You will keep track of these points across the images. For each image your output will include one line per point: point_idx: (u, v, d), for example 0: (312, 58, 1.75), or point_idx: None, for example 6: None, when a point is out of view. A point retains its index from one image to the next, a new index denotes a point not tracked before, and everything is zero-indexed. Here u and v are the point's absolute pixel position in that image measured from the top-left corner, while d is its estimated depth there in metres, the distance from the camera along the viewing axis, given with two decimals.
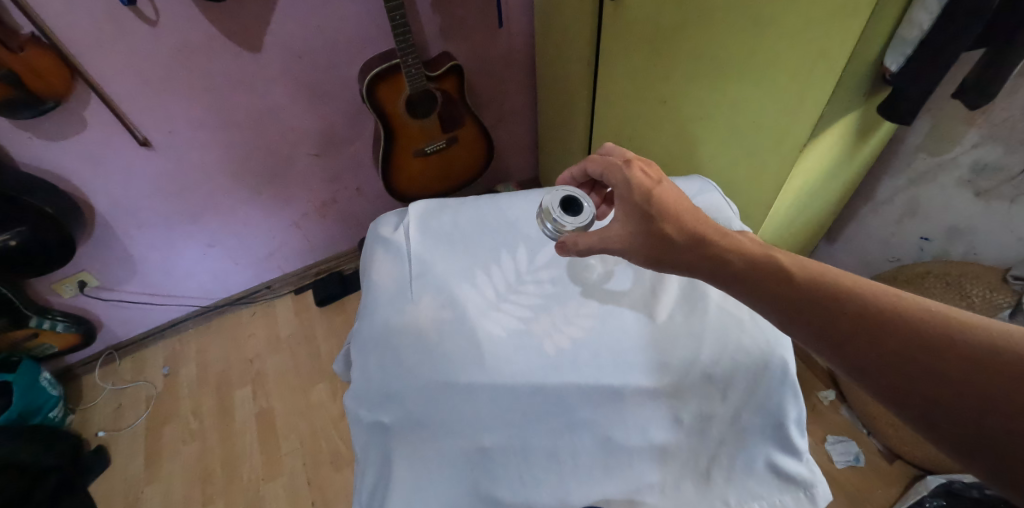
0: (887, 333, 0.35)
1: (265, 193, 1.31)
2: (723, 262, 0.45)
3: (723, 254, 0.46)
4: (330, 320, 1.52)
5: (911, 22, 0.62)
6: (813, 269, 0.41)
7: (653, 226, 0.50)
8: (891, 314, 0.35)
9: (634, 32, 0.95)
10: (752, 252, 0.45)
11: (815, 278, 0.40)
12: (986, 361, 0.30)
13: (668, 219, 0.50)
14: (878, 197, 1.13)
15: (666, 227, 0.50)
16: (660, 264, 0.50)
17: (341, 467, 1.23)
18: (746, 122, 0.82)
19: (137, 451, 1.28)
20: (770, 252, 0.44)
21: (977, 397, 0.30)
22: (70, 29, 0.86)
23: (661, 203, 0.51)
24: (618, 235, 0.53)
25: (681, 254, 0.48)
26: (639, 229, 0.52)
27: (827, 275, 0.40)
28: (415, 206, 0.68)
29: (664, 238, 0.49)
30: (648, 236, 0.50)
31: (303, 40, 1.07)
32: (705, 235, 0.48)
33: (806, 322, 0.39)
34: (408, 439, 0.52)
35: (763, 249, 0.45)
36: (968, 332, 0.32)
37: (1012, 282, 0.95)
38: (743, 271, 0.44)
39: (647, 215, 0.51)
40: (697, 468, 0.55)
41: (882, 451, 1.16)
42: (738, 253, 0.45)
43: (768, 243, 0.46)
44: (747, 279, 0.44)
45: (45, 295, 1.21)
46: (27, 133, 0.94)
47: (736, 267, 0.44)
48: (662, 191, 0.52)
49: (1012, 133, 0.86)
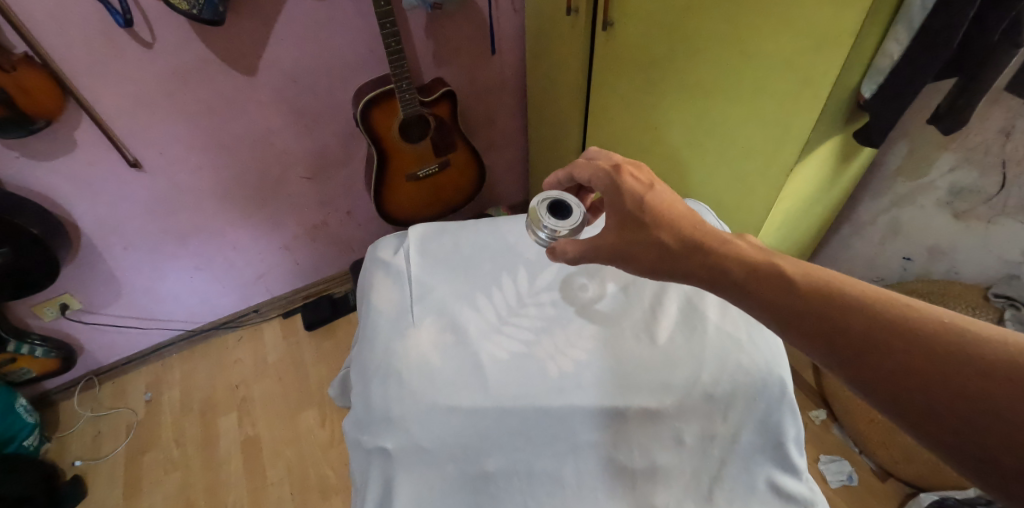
0: (886, 343, 0.35)
1: (256, 216, 1.30)
2: (724, 270, 0.45)
3: (725, 261, 0.46)
4: (319, 343, 1.49)
5: (883, 52, 0.65)
6: (813, 275, 0.41)
7: (649, 234, 0.51)
8: (893, 322, 0.35)
9: (625, 61, 0.99)
10: (750, 259, 0.45)
11: (813, 285, 0.40)
12: (994, 373, 0.30)
13: (662, 226, 0.51)
14: (861, 219, 1.17)
15: (661, 234, 0.51)
16: (655, 273, 0.51)
17: (329, 495, 1.19)
18: (734, 148, 0.85)
19: (115, 481, 1.23)
20: (771, 259, 0.44)
21: (977, 407, 0.30)
22: (64, 50, 0.86)
23: (652, 210, 0.52)
24: (610, 243, 0.54)
25: (680, 260, 0.49)
26: (631, 237, 0.52)
27: (824, 283, 0.40)
28: (415, 229, 0.69)
29: (660, 248, 0.50)
30: (641, 244, 0.51)
31: (299, 65, 1.08)
32: (701, 241, 0.48)
33: (802, 327, 0.40)
34: (409, 463, 0.51)
35: (765, 255, 0.45)
36: (977, 344, 0.32)
37: (993, 299, 0.99)
38: (742, 279, 0.44)
39: (641, 222, 0.52)
40: (700, 489, 0.53)
41: (875, 470, 1.17)
42: (738, 260, 0.45)
43: (766, 248, 0.47)
44: (745, 288, 0.44)
45: (23, 318, 1.17)
46: (15, 153, 0.93)
47: (734, 276, 0.45)
48: (654, 196, 0.53)
49: (986, 157, 0.90)
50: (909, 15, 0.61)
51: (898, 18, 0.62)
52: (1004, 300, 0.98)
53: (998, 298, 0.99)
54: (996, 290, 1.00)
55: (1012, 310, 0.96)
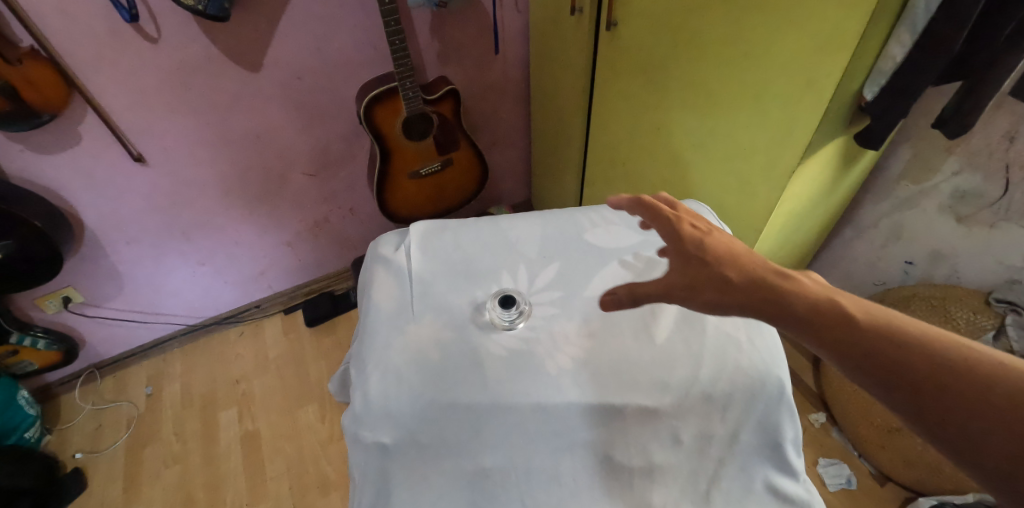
0: (990, 411, 0.30)
1: (259, 212, 1.30)
2: (786, 306, 0.40)
3: (786, 297, 0.41)
4: (319, 339, 1.49)
5: (886, 55, 0.65)
6: (878, 316, 0.37)
7: (709, 271, 0.46)
8: (999, 386, 0.31)
9: (628, 61, 0.99)
10: (812, 294, 0.40)
11: (877, 326, 0.36)
12: None
13: (728, 264, 0.45)
14: (863, 222, 1.17)
15: (724, 270, 0.45)
16: (718, 310, 0.44)
17: (328, 491, 1.19)
18: (736, 150, 0.85)
19: (115, 473, 1.23)
20: (835, 297, 0.39)
21: None
22: (70, 44, 0.87)
23: (715, 250, 0.47)
24: (676, 282, 0.47)
25: (739, 297, 0.43)
26: (700, 275, 0.46)
27: (894, 325, 0.36)
28: (416, 226, 0.69)
29: (721, 282, 0.45)
30: (704, 281, 0.45)
31: (303, 62, 1.09)
32: (763, 276, 0.43)
33: (872, 376, 0.35)
34: (409, 460, 0.51)
35: (826, 291, 0.41)
36: None
37: (995, 304, 0.97)
38: (807, 316, 0.39)
39: (701, 261, 0.47)
40: (696, 489, 0.53)
41: (873, 473, 1.17)
42: (802, 295, 0.40)
43: (828, 285, 0.42)
44: (808, 325, 0.39)
45: (27, 311, 1.18)
46: (20, 146, 0.93)
47: (797, 313, 0.40)
48: (714, 240, 0.48)
49: (989, 162, 0.90)
50: (912, 18, 0.61)
51: (901, 20, 0.62)
52: (1006, 305, 0.96)
53: (999, 302, 0.97)
54: (998, 295, 0.98)
55: (1014, 315, 0.94)
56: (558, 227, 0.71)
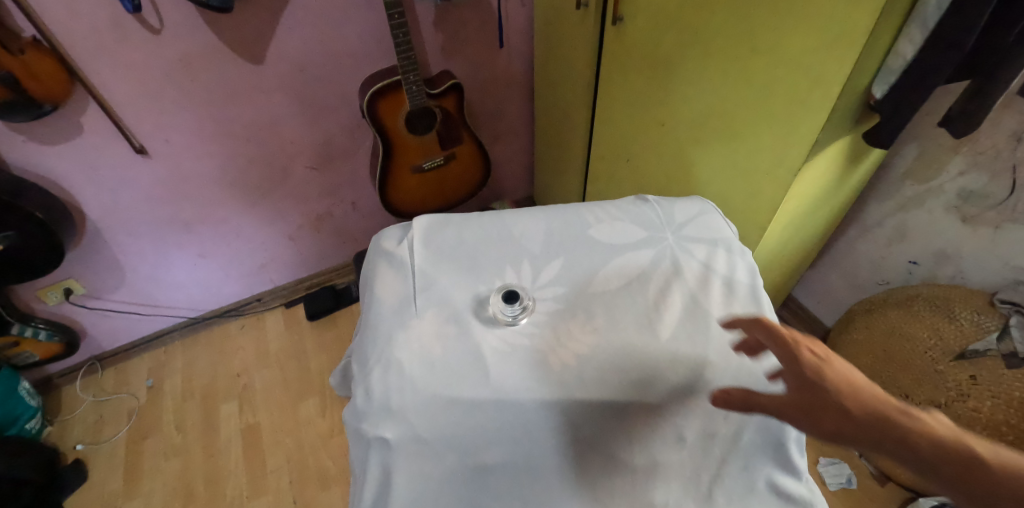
0: None
1: (261, 205, 1.30)
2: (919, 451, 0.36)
3: (917, 440, 0.37)
4: (320, 333, 1.49)
5: (896, 52, 0.64)
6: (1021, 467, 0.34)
7: (828, 399, 0.41)
8: None
9: (634, 56, 0.98)
10: (942, 437, 0.36)
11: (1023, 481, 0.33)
12: None
13: (850, 397, 0.41)
14: (868, 221, 1.16)
15: (845, 402, 0.40)
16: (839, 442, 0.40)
17: (328, 485, 1.20)
18: (742, 148, 0.84)
19: (116, 465, 1.24)
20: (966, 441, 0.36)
21: None
22: (71, 35, 0.86)
23: (834, 380, 0.42)
24: (794, 409, 0.42)
25: (867, 435, 0.39)
26: (823, 406, 0.41)
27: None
28: (419, 221, 0.69)
29: (843, 412, 0.40)
30: (826, 410, 0.41)
31: (307, 55, 1.08)
32: (886, 412, 0.39)
33: None
34: (409, 454, 0.50)
35: (956, 437, 0.37)
36: None
37: (1000, 305, 0.93)
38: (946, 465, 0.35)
39: (819, 388, 0.42)
40: (699, 488, 0.51)
41: (874, 473, 1.17)
42: (932, 436, 0.36)
43: (953, 424, 0.38)
44: (948, 477, 0.35)
45: (28, 302, 1.18)
46: (21, 136, 0.93)
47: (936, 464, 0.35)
48: (832, 368, 0.43)
49: (995, 161, 0.89)
50: (923, 16, 0.60)
51: (912, 18, 0.61)
52: (1010, 306, 0.91)
53: (1004, 304, 0.92)
54: (1004, 295, 0.92)
55: (1018, 316, 0.89)
56: (561, 223, 0.71)
